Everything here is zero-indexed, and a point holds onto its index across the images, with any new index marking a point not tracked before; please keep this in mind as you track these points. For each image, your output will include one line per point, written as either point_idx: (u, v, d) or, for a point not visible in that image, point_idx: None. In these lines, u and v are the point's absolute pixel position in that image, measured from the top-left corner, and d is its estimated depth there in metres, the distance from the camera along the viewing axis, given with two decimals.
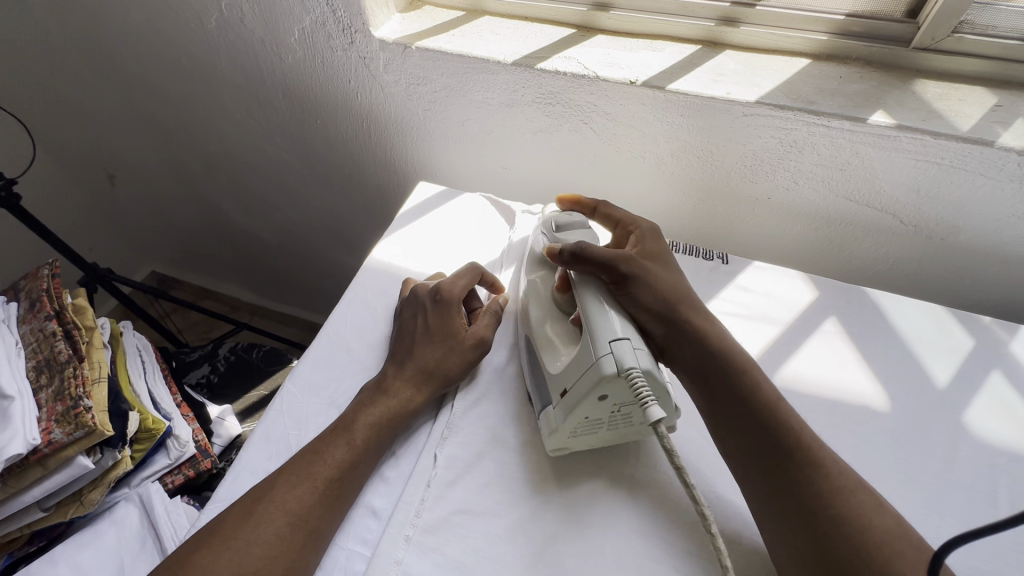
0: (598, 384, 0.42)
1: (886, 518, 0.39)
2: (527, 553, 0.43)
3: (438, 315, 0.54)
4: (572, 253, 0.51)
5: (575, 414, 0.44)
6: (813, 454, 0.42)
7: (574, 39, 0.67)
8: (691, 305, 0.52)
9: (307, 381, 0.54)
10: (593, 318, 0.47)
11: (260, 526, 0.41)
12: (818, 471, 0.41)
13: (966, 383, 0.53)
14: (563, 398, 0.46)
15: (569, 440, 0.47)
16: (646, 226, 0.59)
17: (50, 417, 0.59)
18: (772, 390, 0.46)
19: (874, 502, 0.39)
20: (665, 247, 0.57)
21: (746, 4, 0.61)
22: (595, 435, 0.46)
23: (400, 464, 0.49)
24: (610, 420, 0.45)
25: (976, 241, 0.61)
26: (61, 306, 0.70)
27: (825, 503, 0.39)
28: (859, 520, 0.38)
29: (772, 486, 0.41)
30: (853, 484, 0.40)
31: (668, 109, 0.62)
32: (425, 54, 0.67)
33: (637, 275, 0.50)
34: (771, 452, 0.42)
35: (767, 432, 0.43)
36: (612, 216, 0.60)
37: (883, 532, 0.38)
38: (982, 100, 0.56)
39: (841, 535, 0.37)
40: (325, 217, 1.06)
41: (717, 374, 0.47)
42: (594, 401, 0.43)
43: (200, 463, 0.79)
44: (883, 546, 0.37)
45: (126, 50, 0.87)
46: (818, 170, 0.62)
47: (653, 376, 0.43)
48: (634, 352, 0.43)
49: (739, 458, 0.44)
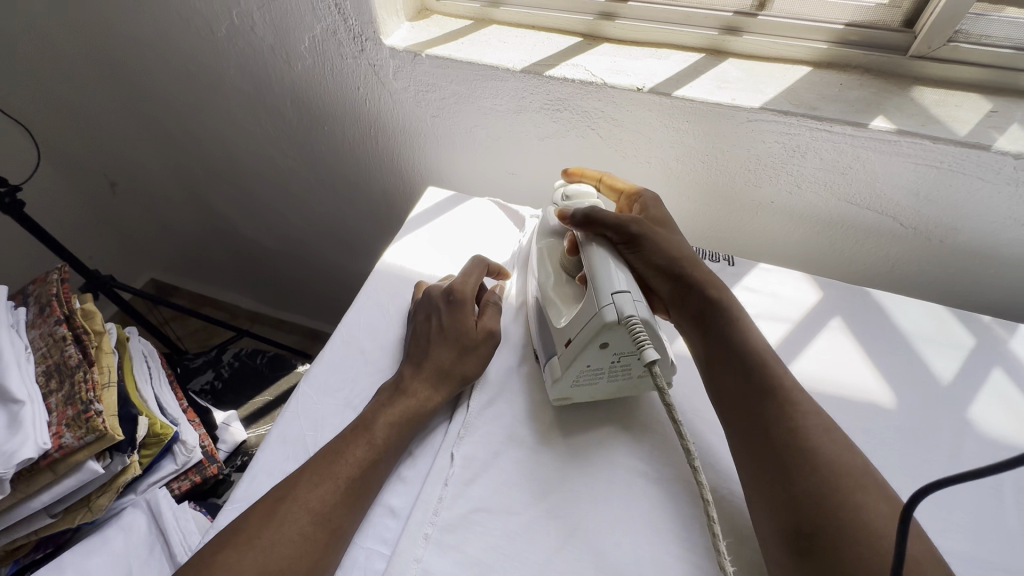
0: (600, 331, 0.45)
1: (855, 457, 0.40)
2: (546, 550, 0.43)
3: (451, 314, 0.55)
4: (584, 215, 0.54)
5: (579, 362, 0.47)
6: (790, 395, 0.44)
7: (581, 47, 0.69)
8: (698, 265, 0.54)
9: (322, 383, 0.55)
10: (598, 272, 0.49)
11: (285, 525, 0.41)
12: (791, 409, 0.43)
13: (969, 380, 0.54)
14: (567, 347, 0.48)
15: (571, 390, 0.50)
16: (649, 195, 0.60)
17: (61, 421, 0.59)
18: (762, 340, 0.48)
19: (854, 465, 0.40)
20: (668, 214, 0.59)
21: (748, 14, 0.63)
22: (594, 386, 0.49)
23: (417, 465, 0.49)
24: (609, 369, 0.48)
25: (975, 242, 0.63)
26: (71, 310, 0.70)
27: (797, 437, 0.41)
28: (828, 454, 0.40)
29: (747, 422, 0.43)
30: (824, 424, 0.42)
31: (674, 115, 0.63)
32: (435, 61, 0.68)
33: (644, 236, 0.53)
34: (750, 390, 0.45)
35: (749, 372, 0.46)
36: (618, 187, 0.63)
37: (850, 468, 0.39)
38: (978, 106, 0.58)
39: (807, 468, 0.39)
40: (329, 222, 1.07)
41: (712, 321, 0.50)
42: (596, 347, 0.46)
43: (207, 469, 0.78)
44: (848, 478, 0.39)
45: (133, 57, 0.88)
46: (820, 174, 0.63)
47: (649, 324, 0.45)
48: (634, 303, 0.46)
49: (722, 397, 0.46)
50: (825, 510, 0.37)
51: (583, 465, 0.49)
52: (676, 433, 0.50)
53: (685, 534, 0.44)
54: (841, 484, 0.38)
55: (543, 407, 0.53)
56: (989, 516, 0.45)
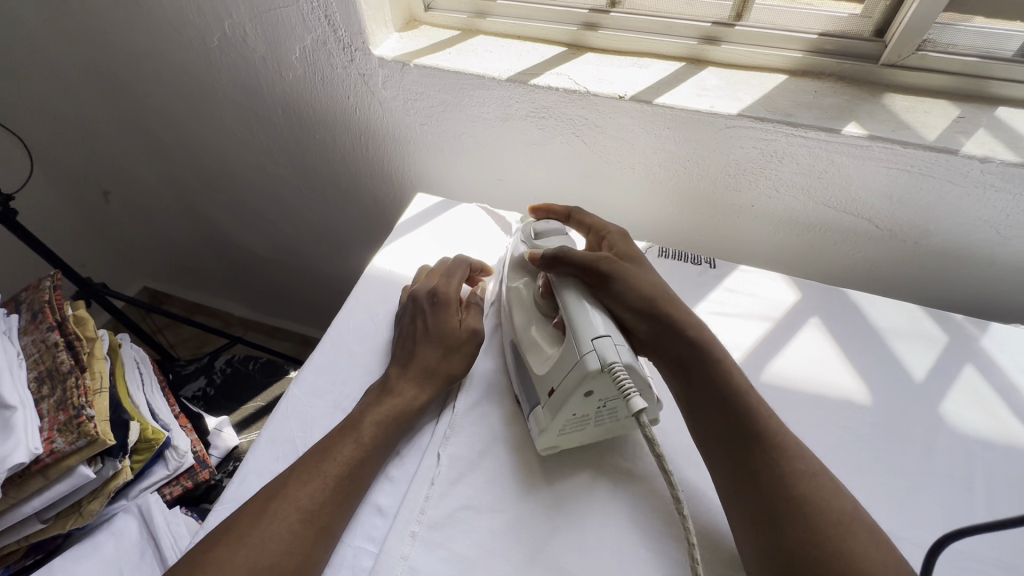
0: (584, 381, 0.44)
1: (844, 502, 0.41)
2: (530, 546, 0.44)
3: (435, 316, 0.55)
4: (553, 256, 0.53)
5: (564, 411, 0.46)
6: (779, 442, 0.43)
7: (565, 57, 0.71)
8: (673, 303, 0.53)
9: (312, 385, 0.56)
10: (574, 317, 0.48)
11: (274, 523, 0.42)
12: (782, 456, 0.42)
13: (941, 376, 0.56)
14: (551, 397, 0.47)
15: (559, 437, 0.48)
16: (617, 230, 0.61)
17: (53, 426, 0.60)
18: (743, 377, 0.48)
19: (832, 489, 0.41)
20: (636, 248, 0.60)
21: (726, 24, 0.65)
22: (582, 431, 0.48)
23: (405, 464, 0.50)
24: (596, 414, 0.47)
25: (947, 243, 0.65)
26: (63, 317, 0.70)
27: (790, 486, 0.41)
28: (819, 503, 0.40)
29: (739, 471, 0.43)
30: (813, 470, 0.42)
31: (656, 121, 0.65)
32: (423, 71, 0.70)
33: (617, 273, 0.52)
34: (739, 438, 0.44)
35: (737, 418, 0.45)
36: (585, 223, 0.62)
37: (842, 515, 0.40)
38: (946, 112, 0.60)
39: (801, 519, 0.39)
40: (321, 230, 1.08)
41: (694, 364, 0.49)
42: (580, 397, 0.45)
43: (199, 474, 0.78)
44: (839, 527, 0.39)
45: (127, 67, 0.89)
46: (797, 179, 0.65)
47: (632, 367, 0.45)
48: (615, 347, 0.45)
49: (710, 443, 0.46)
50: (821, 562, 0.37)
51: (567, 464, 0.50)
52: (658, 431, 0.52)
53: (666, 526, 0.46)
54: (834, 535, 0.38)
55: None
56: (960, 507, 0.47)
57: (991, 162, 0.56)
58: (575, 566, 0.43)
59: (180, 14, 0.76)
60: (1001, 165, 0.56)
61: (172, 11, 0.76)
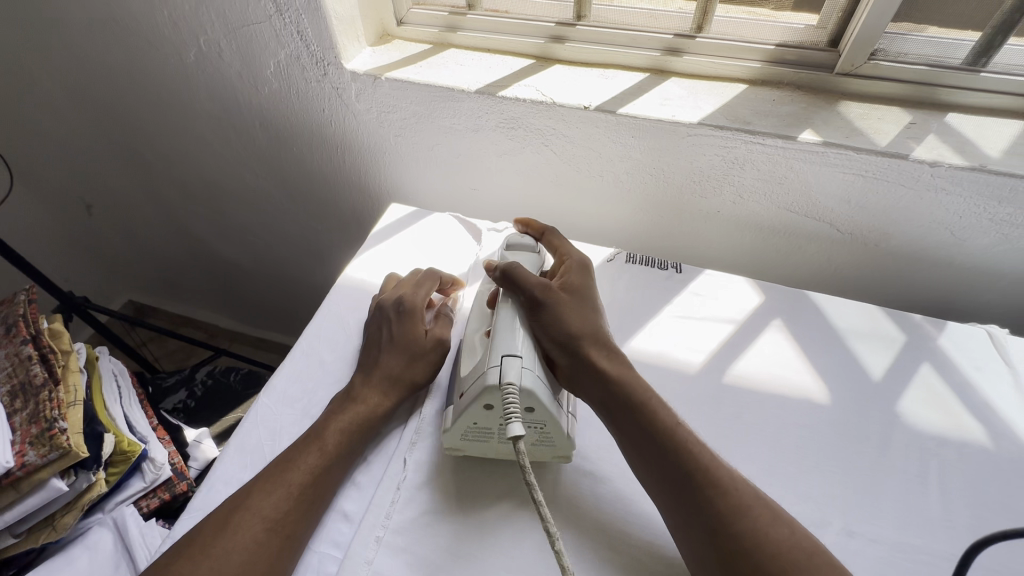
0: (481, 393, 0.46)
1: (781, 529, 0.41)
2: (494, 549, 0.45)
3: (401, 324, 0.56)
4: (504, 271, 0.54)
5: (463, 418, 0.47)
6: (712, 475, 0.43)
7: (533, 69, 0.73)
8: (603, 339, 0.52)
9: (282, 394, 0.56)
10: (500, 334, 0.50)
11: (238, 533, 0.42)
12: (717, 492, 0.42)
13: (898, 374, 0.57)
14: (459, 399, 0.49)
15: (461, 442, 0.49)
16: (578, 259, 0.61)
17: (24, 439, 0.60)
18: (671, 416, 0.47)
19: (772, 516, 0.42)
20: (591, 282, 0.58)
21: (687, 36, 0.67)
22: (483, 444, 0.49)
23: (372, 469, 0.51)
24: (498, 431, 0.48)
25: (906, 245, 0.67)
26: (37, 331, 0.71)
27: (727, 522, 0.41)
28: (756, 534, 0.40)
29: (680, 511, 0.43)
30: (748, 500, 0.42)
31: (620, 130, 0.67)
32: (394, 84, 0.71)
33: (546, 306, 0.52)
34: (674, 477, 0.44)
35: (667, 456, 0.45)
36: (554, 244, 0.63)
37: (777, 545, 0.40)
38: (898, 118, 0.62)
39: (746, 553, 0.40)
40: (301, 241, 1.08)
41: (619, 402, 0.48)
42: (479, 407, 0.47)
43: (177, 485, 0.77)
44: (779, 560, 0.39)
45: (107, 83, 0.90)
46: (759, 185, 0.67)
47: (531, 394, 0.46)
48: (520, 370, 0.46)
49: (650, 483, 0.45)
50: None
51: (532, 466, 0.51)
52: None
53: (628, 524, 0.47)
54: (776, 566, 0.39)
55: None
56: (914, 501, 0.48)
57: (940, 166, 0.58)
58: (535, 566, 0.44)
59: (157, 31, 0.77)
60: (949, 169, 0.57)
61: (148, 28, 0.77)
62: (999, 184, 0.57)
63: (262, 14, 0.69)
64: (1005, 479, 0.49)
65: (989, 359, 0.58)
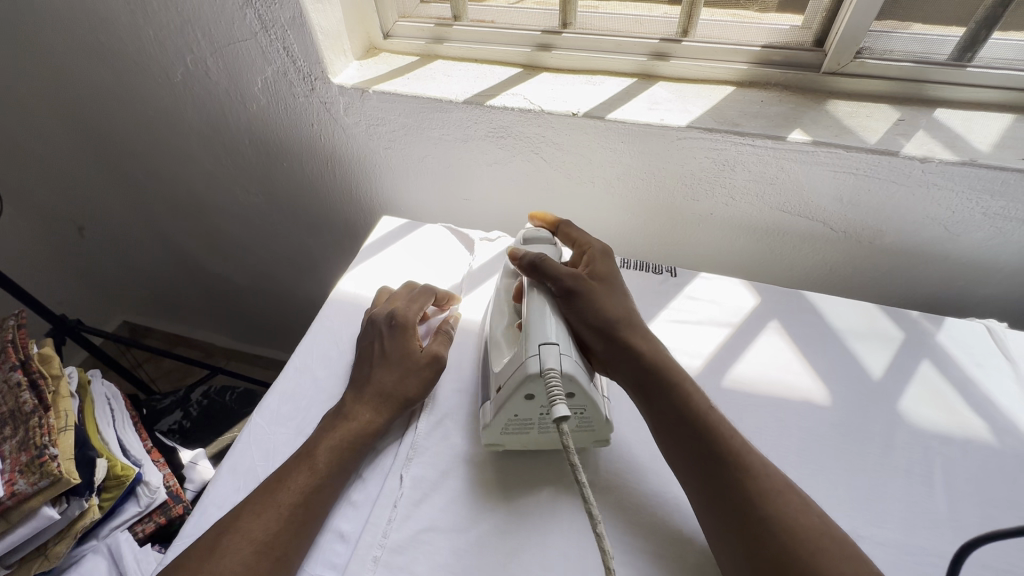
0: (522, 382, 0.46)
1: (811, 517, 0.40)
2: (493, 566, 0.44)
3: (393, 340, 0.56)
4: (532, 262, 0.54)
5: (505, 411, 0.47)
6: (743, 460, 0.43)
7: (520, 77, 0.73)
8: (634, 323, 0.52)
9: (274, 413, 0.56)
10: (532, 322, 0.49)
11: (226, 556, 0.41)
12: (747, 476, 0.42)
13: (898, 374, 0.57)
14: (497, 394, 0.49)
15: (501, 437, 0.49)
16: (599, 247, 0.59)
17: (14, 467, 0.59)
18: (704, 401, 0.47)
19: (800, 502, 0.41)
20: (615, 268, 0.57)
21: (672, 41, 0.67)
22: (525, 436, 0.49)
23: (367, 487, 0.50)
24: (538, 420, 0.48)
25: (901, 241, 0.67)
26: (26, 356, 0.70)
27: (756, 504, 0.40)
28: (787, 519, 0.39)
29: (708, 491, 0.42)
30: (781, 486, 0.41)
31: (610, 136, 0.66)
32: (382, 96, 0.71)
33: (579, 290, 0.52)
34: (704, 457, 0.43)
35: (700, 437, 0.44)
36: (571, 235, 0.62)
37: (809, 532, 0.39)
38: (887, 115, 0.62)
39: (774, 535, 0.39)
40: (294, 254, 1.07)
41: (653, 384, 0.48)
42: (520, 399, 0.47)
43: (172, 509, 0.75)
44: (810, 545, 0.38)
45: (96, 103, 0.90)
46: (751, 185, 0.67)
47: (573, 379, 0.45)
48: (559, 356, 0.46)
49: (676, 461, 0.45)
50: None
51: (531, 480, 0.50)
52: (618, 445, 0.52)
53: (630, 536, 0.46)
54: (805, 550, 0.38)
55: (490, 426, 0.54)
56: (918, 502, 0.47)
57: (931, 162, 0.57)
58: None
59: (144, 52, 0.77)
60: (940, 164, 0.57)
61: (135, 49, 0.77)
62: (991, 178, 0.57)
63: (247, 31, 0.69)
64: (1013, 478, 0.49)
65: (989, 355, 0.57)
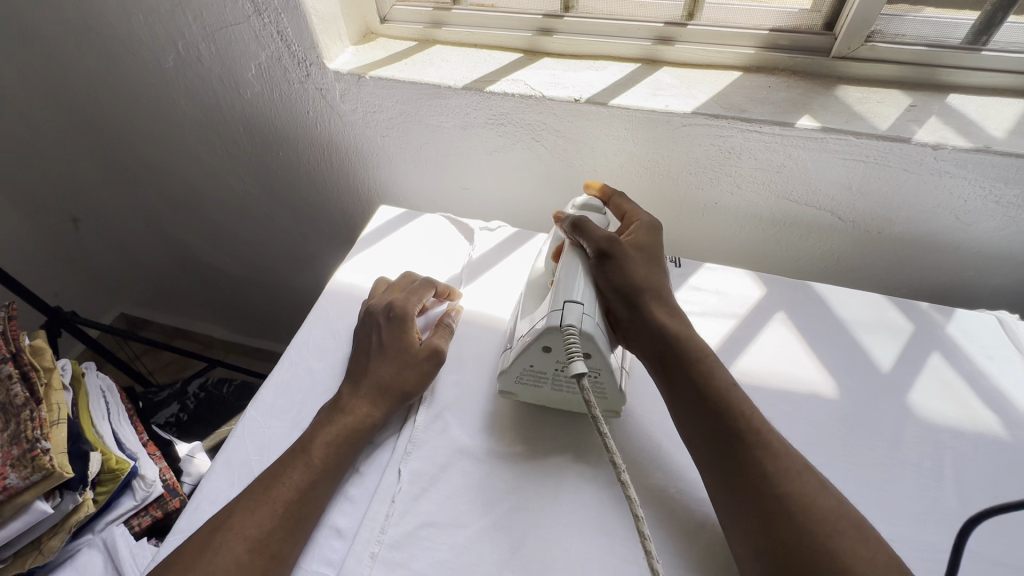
0: (541, 334, 0.46)
1: (830, 497, 0.39)
2: (494, 562, 0.43)
3: (391, 331, 0.54)
4: (572, 222, 0.53)
5: (522, 359, 0.48)
6: (762, 437, 0.42)
7: (521, 63, 0.71)
8: (663, 297, 0.51)
9: (270, 406, 0.54)
10: (562, 278, 0.49)
11: (217, 556, 0.41)
12: (764, 453, 0.41)
13: (908, 365, 0.55)
14: (518, 343, 0.50)
15: (515, 386, 0.51)
16: (647, 220, 0.57)
17: (5, 462, 0.58)
18: (727, 377, 0.46)
19: (818, 484, 0.40)
20: (659, 244, 0.56)
21: (678, 24, 0.65)
22: (538, 389, 0.50)
23: (365, 482, 0.48)
24: (552, 374, 0.49)
25: (910, 231, 0.66)
26: (18, 348, 0.68)
27: (774, 482, 0.40)
28: (801, 498, 0.39)
29: (721, 469, 0.42)
30: (798, 466, 0.41)
31: (614, 123, 0.65)
32: (379, 82, 0.69)
33: (613, 255, 0.51)
34: (720, 432, 0.43)
35: (718, 413, 0.44)
36: (622, 207, 0.59)
37: (828, 513, 0.38)
38: (899, 101, 0.61)
39: (789, 514, 0.38)
40: (290, 244, 1.06)
41: (674, 356, 0.48)
42: (538, 349, 0.47)
43: (169, 502, 0.74)
44: (825, 525, 0.37)
45: (87, 89, 0.88)
46: (758, 173, 0.65)
47: (591, 339, 0.45)
48: (582, 315, 0.46)
49: (693, 437, 0.45)
50: (810, 559, 0.36)
51: (534, 476, 0.48)
52: (622, 438, 0.51)
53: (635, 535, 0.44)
54: (816, 527, 0.37)
55: (490, 420, 0.53)
56: (928, 498, 0.46)
57: (944, 149, 0.56)
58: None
59: (135, 37, 0.75)
60: (953, 151, 0.56)
61: (125, 34, 0.75)
62: (1005, 165, 0.56)
63: (239, 14, 0.67)
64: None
65: (1000, 347, 0.56)
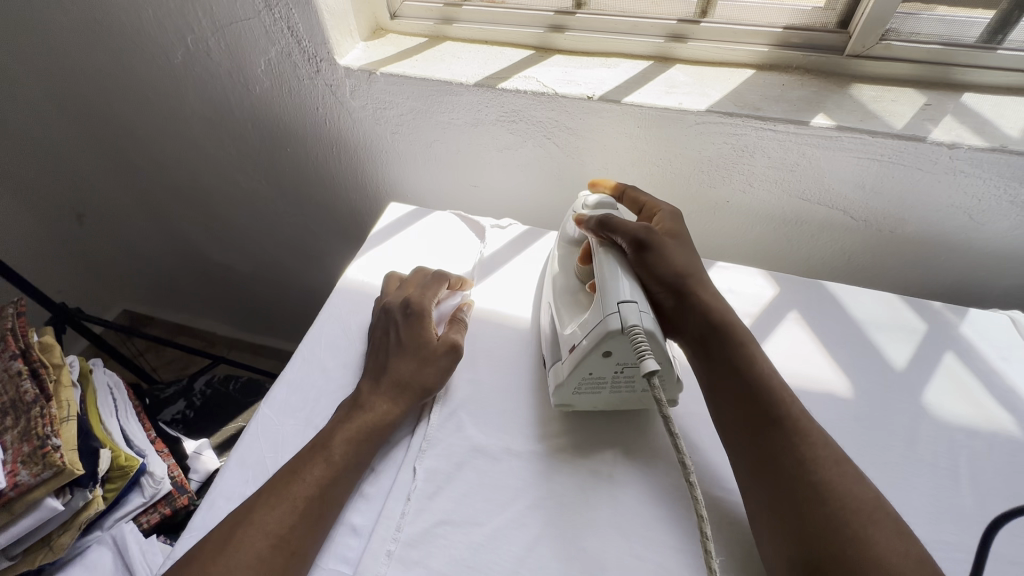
0: (603, 340, 0.45)
1: (865, 488, 0.40)
2: (510, 561, 0.43)
3: (408, 328, 0.54)
4: (599, 220, 0.53)
5: (581, 369, 0.47)
6: (800, 425, 0.43)
7: (532, 60, 0.70)
8: (703, 283, 0.52)
9: (283, 404, 0.54)
10: (605, 280, 0.48)
11: (240, 550, 0.41)
12: (803, 440, 0.42)
13: (922, 365, 0.55)
14: (571, 353, 0.48)
15: (573, 397, 0.50)
16: (668, 208, 0.58)
17: (16, 458, 0.57)
18: (768, 364, 0.47)
19: (856, 474, 0.41)
20: (684, 228, 0.56)
21: (691, 21, 0.65)
22: (596, 395, 0.49)
23: (380, 480, 0.48)
24: (612, 378, 0.48)
25: (922, 231, 0.66)
26: (27, 345, 0.68)
27: (811, 469, 0.41)
28: (838, 488, 0.40)
29: (758, 450, 0.43)
30: (836, 456, 0.42)
31: (627, 121, 0.64)
32: (390, 79, 0.69)
33: (651, 246, 0.52)
34: (760, 417, 0.44)
35: (762, 398, 0.45)
36: (638, 200, 0.60)
37: (863, 503, 0.39)
38: (913, 100, 0.60)
39: (823, 500, 0.39)
40: (297, 241, 1.05)
41: (717, 340, 0.49)
42: (598, 355, 0.46)
43: (177, 499, 0.75)
44: (861, 514, 0.38)
45: (93, 83, 0.87)
46: (771, 171, 0.65)
47: (654, 336, 0.45)
48: (639, 313, 0.45)
49: (730, 421, 0.46)
50: (840, 549, 0.37)
51: (549, 474, 0.48)
52: (636, 437, 0.51)
53: (652, 534, 0.44)
54: (846, 519, 0.38)
55: (504, 418, 0.53)
56: (945, 498, 0.46)
57: (960, 149, 0.56)
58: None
59: (143, 31, 0.74)
60: (969, 150, 0.56)
61: (134, 29, 0.75)
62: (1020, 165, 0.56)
63: (250, 9, 0.67)
64: None
65: (1014, 347, 0.56)
